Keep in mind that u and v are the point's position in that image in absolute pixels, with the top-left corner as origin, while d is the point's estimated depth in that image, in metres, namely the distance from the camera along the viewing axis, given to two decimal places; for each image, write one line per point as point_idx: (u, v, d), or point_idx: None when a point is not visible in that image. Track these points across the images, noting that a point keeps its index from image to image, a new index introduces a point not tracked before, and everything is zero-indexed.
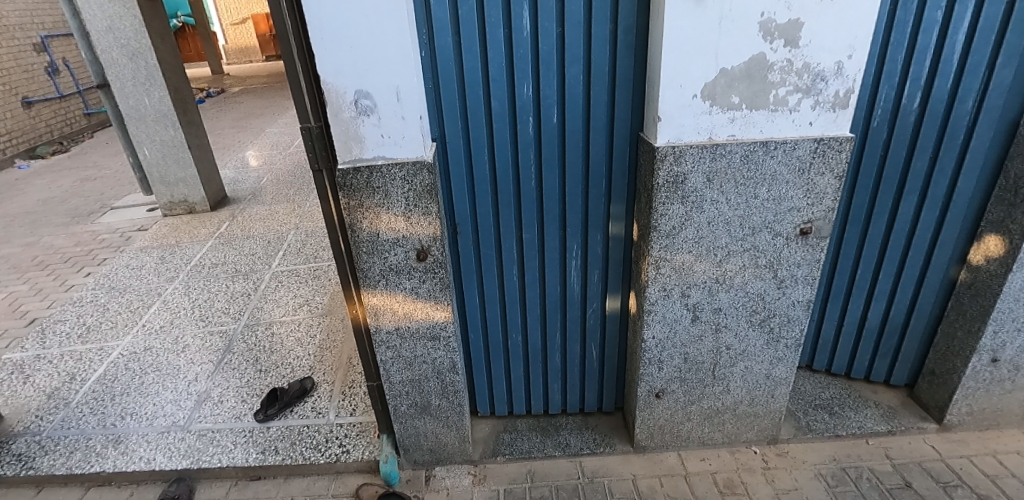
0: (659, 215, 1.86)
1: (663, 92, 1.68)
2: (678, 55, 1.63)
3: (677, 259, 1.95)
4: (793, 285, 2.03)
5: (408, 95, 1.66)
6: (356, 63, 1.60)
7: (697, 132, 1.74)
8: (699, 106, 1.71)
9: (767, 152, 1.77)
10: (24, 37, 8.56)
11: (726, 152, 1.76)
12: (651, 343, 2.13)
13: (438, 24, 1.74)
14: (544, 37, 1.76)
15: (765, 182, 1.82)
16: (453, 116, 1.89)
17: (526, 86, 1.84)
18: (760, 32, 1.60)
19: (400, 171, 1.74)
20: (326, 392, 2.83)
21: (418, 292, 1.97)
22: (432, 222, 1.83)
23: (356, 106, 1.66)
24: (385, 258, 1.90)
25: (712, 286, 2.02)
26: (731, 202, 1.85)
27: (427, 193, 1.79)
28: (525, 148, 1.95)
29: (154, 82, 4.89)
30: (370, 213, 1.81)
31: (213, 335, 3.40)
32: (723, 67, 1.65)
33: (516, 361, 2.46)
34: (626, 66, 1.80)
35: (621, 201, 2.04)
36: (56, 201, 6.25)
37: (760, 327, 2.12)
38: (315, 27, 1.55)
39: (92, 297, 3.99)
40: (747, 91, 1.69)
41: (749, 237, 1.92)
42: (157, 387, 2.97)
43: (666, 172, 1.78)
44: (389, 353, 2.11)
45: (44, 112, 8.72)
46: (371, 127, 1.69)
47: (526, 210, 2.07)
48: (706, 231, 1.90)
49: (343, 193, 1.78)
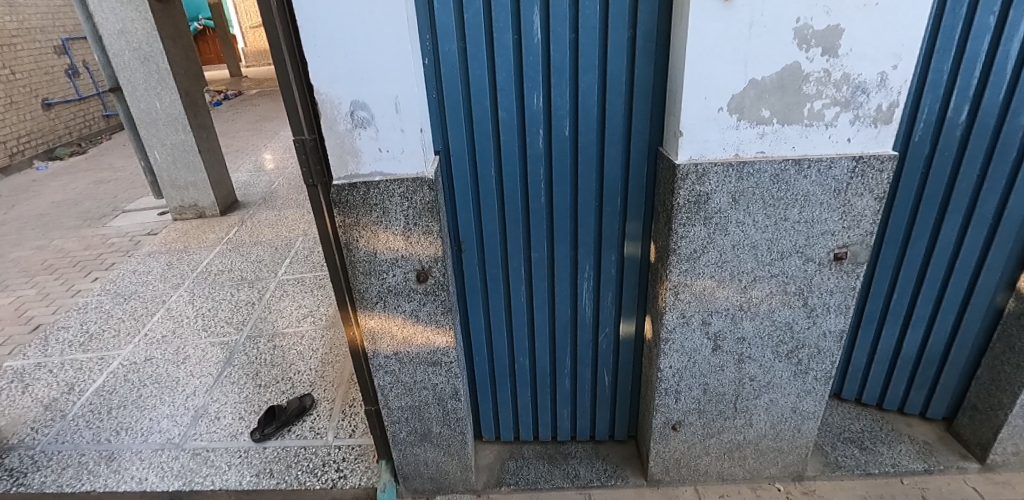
0: (678, 237, 1.71)
1: (685, 104, 1.53)
2: (703, 64, 1.48)
3: (698, 284, 1.80)
4: (825, 314, 1.87)
5: (408, 106, 1.53)
6: (351, 71, 1.48)
7: (722, 148, 1.59)
8: (725, 119, 1.56)
9: (799, 171, 1.61)
10: (45, 39, 8.68)
11: (755, 170, 1.61)
12: (668, 372, 1.98)
13: (442, 29, 1.62)
14: (556, 44, 1.63)
15: (797, 203, 1.66)
16: (458, 128, 1.77)
17: (536, 96, 1.71)
18: (794, 39, 1.45)
19: (399, 187, 1.62)
20: (325, 410, 2.72)
21: (418, 316, 1.84)
22: (433, 241, 1.71)
23: (352, 117, 1.55)
24: (383, 279, 1.78)
25: (735, 314, 1.86)
26: (758, 224, 1.70)
27: (428, 211, 1.66)
28: (535, 162, 1.81)
29: (165, 85, 4.86)
30: (367, 231, 1.69)
31: (214, 347, 3.32)
32: (753, 77, 1.50)
33: (523, 386, 2.31)
34: (644, 76, 1.66)
35: (637, 220, 1.89)
36: (69, 203, 6.28)
37: (787, 359, 1.96)
38: (307, 32, 1.44)
39: (97, 303, 3.94)
40: (779, 103, 1.54)
41: (777, 262, 1.76)
42: (154, 401, 2.89)
43: (687, 191, 1.64)
44: (387, 378, 1.99)
45: (63, 114, 8.84)
46: (367, 140, 1.57)
47: (535, 229, 1.94)
48: (730, 255, 1.75)
49: (338, 210, 1.66)
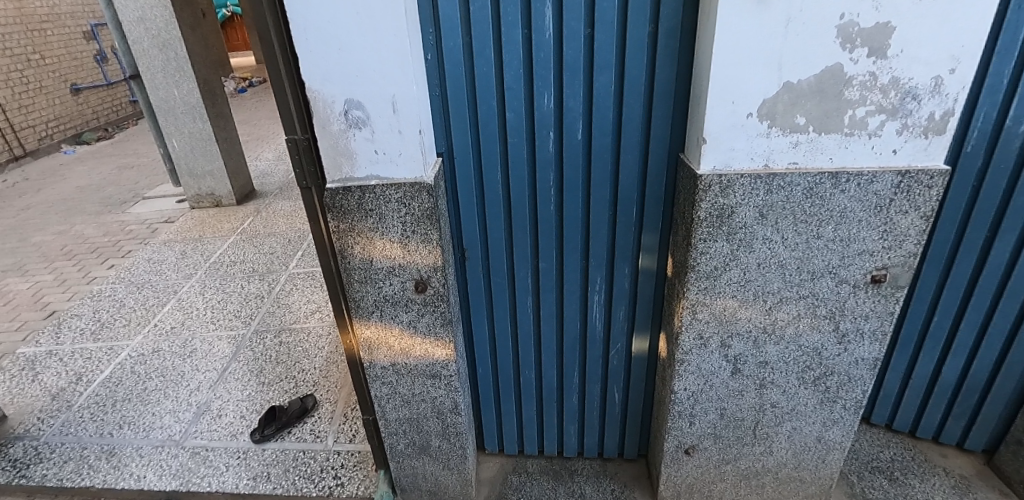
0: (698, 253, 1.57)
1: (710, 109, 1.38)
2: (731, 65, 1.33)
3: (718, 304, 1.66)
4: (858, 341, 1.71)
5: (406, 106, 1.42)
6: (346, 67, 1.37)
7: (749, 158, 1.44)
8: (755, 126, 1.40)
9: (836, 186, 1.45)
10: (75, 25, 8.81)
11: (785, 184, 1.46)
12: (682, 395, 1.85)
13: (446, 23, 1.50)
14: (569, 41, 1.49)
15: (832, 220, 1.50)
16: (462, 129, 1.65)
17: (546, 96, 1.58)
18: (836, 38, 1.29)
19: (396, 192, 1.51)
20: (327, 412, 2.66)
21: (416, 327, 1.74)
22: (432, 250, 1.60)
23: (346, 117, 1.44)
24: (380, 288, 1.68)
25: (758, 337, 1.72)
26: (788, 242, 1.54)
27: (427, 218, 1.55)
28: (544, 167, 1.68)
29: (183, 74, 4.84)
30: (362, 237, 1.59)
31: (222, 341, 3.29)
32: (788, 80, 1.34)
33: (528, 400, 2.20)
34: (667, 76, 1.51)
35: (654, 232, 1.76)
36: (92, 188, 6.36)
37: (813, 386, 1.81)
38: (299, 26, 1.33)
39: (111, 291, 3.96)
40: (817, 110, 1.37)
41: (806, 282, 1.61)
42: (158, 395, 2.87)
43: (710, 204, 1.49)
44: (384, 389, 1.90)
45: (91, 99, 8.99)
46: (363, 141, 1.47)
47: (544, 238, 1.81)
48: (755, 273, 1.60)
49: (332, 215, 1.57)
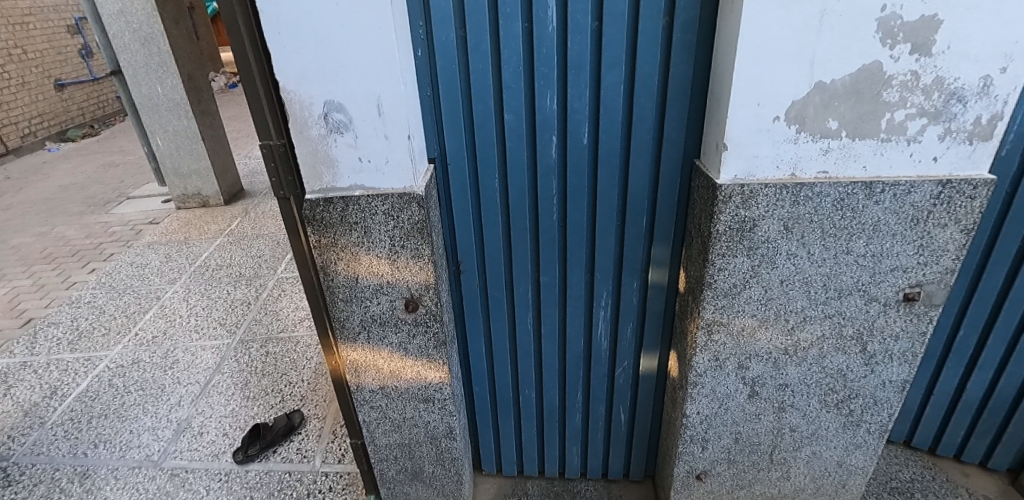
0: (716, 269, 1.43)
1: (733, 111, 1.24)
2: (757, 63, 1.18)
3: (736, 324, 1.52)
4: (886, 362, 1.58)
5: (393, 108, 1.27)
6: (324, 64, 1.22)
7: (775, 166, 1.30)
8: (782, 131, 1.26)
9: (870, 196, 1.32)
10: (59, 18, 8.57)
11: (814, 194, 1.32)
12: (695, 419, 1.72)
13: (438, 15, 1.35)
14: (575, 35, 1.34)
15: (864, 234, 1.37)
16: (457, 133, 1.51)
17: (549, 97, 1.43)
18: (876, 32, 1.14)
19: (383, 203, 1.37)
20: (314, 430, 2.51)
21: (406, 348, 1.60)
22: (424, 266, 1.45)
23: (325, 120, 1.28)
24: (366, 307, 1.53)
25: (779, 358, 1.58)
26: (814, 258, 1.40)
27: (417, 232, 1.40)
28: (546, 174, 1.54)
29: (166, 69, 4.65)
30: (346, 253, 1.44)
31: (205, 351, 3.14)
32: (820, 80, 1.20)
33: (528, 421, 2.06)
34: (682, 74, 1.37)
35: (665, 244, 1.62)
36: (75, 187, 6.17)
37: (836, 409, 1.68)
38: (270, 17, 1.18)
39: (91, 297, 3.80)
40: (851, 113, 1.23)
41: (832, 301, 1.48)
42: (137, 411, 2.72)
43: (730, 216, 1.35)
44: (373, 413, 1.76)
45: (76, 94, 8.77)
46: (345, 147, 1.31)
47: (546, 251, 1.67)
48: (777, 291, 1.46)
49: (312, 228, 1.42)
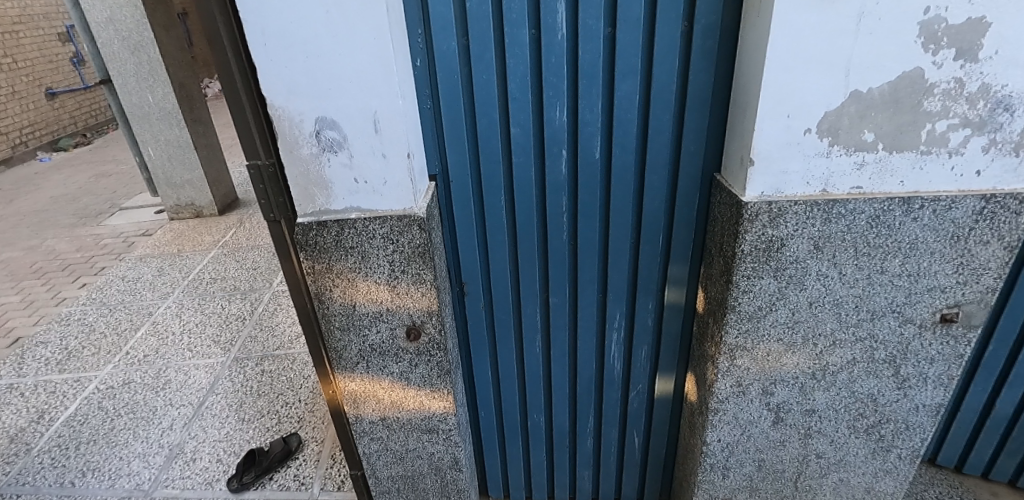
0: (740, 291, 1.33)
1: (761, 124, 1.14)
2: (788, 72, 1.09)
3: (761, 349, 1.42)
4: (920, 386, 1.48)
5: (391, 124, 1.16)
6: (316, 78, 1.12)
7: (805, 181, 1.20)
8: (813, 144, 1.16)
9: (907, 213, 1.22)
10: (50, 26, 8.45)
11: (847, 211, 1.22)
12: (716, 447, 1.62)
13: (439, 22, 1.26)
14: (586, 42, 1.25)
15: (900, 252, 1.27)
16: (459, 148, 1.41)
17: (558, 109, 1.33)
18: (917, 37, 1.05)
19: (381, 226, 1.26)
20: (312, 454, 2.41)
21: (408, 378, 1.50)
22: (426, 292, 1.35)
23: (317, 138, 1.18)
24: (365, 336, 1.43)
25: (806, 383, 1.48)
26: (846, 278, 1.31)
27: (419, 256, 1.30)
28: (555, 191, 1.44)
29: (157, 78, 4.54)
30: (343, 279, 1.34)
31: (198, 370, 3.03)
32: (856, 89, 1.10)
33: (537, 447, 1.95)
34: (702, 84, 1.27)
35: (682, 263, 1.52)
36: (67, 199, 6.04)
37: (865, 435, 1.58)
38: (255, 28, 1.08)
39: (80, 314, 3.68)
40: (889, 124, 1.14)
41: (864, 323, 1.38)
42: (127, 436, 2.61)
43: (756, 236, 1.25)
44: (373, 445, 1.65)
45: (67, 103, 8.64)
46: (339, 167, 1.21)
47: (555, 271, 1.57)
48: (806, 314, 1.36)
49: (305, 254, 1.31)
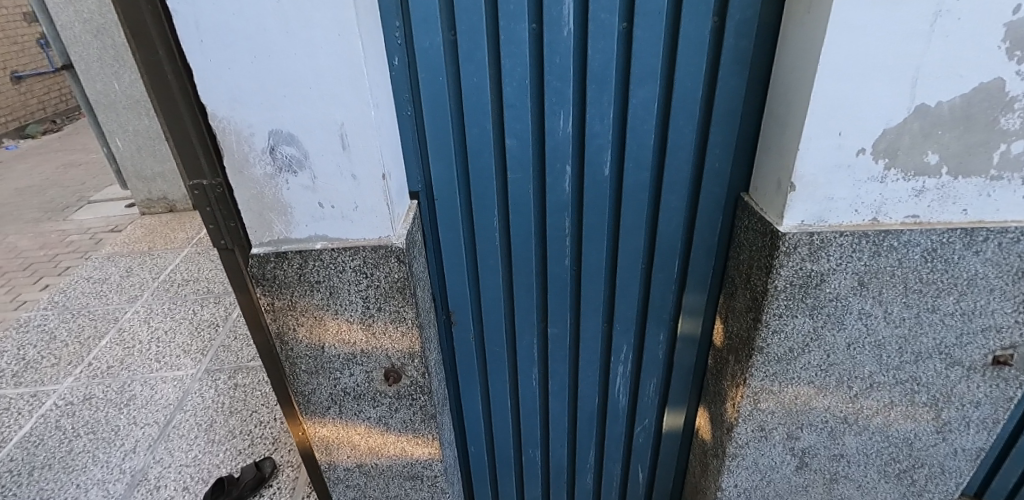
0: (770, 331, 1.16)
1: (806, 144, 0.96)
2: (843, 81, 0.90)
3: (789, 393, 1.25)
4: (961, 430, 1.33)
5: (362, 138, 0.96)
6: (266, 83, 0.90)
7: (854, 209, 1.02)
8: (866, 167, 0.98)
9: (968, 247, 1.05)
10: (15, 5, 7.96)
11: (900, 244, 1.04)
12: (732, 492, 1.46)
13: (420, 13, 1.05)
14: (596, 40, 1.05)
15: (955, 289, 1.10)
16: (446, 161, 1.20)
17: (563, 117, 1.13)
18: (1001, 41, 0.86)
19: (353, 258, 1.06)
20: (287, 482, 2.22)
21: (388, 423, 1.31)
22: (407, 331, 1.16)
23: (271, 156, 0.97)
24: (336, 379, 1.24)
25: (836, 428, 1.32)
26: (891, 317, 1.13)
27: (398, 292, 1.11)
28: (557, 212, 1.25)
29: (123, 63, 4.23)
30: (308, 318, 1.14)
31: (166, 384, 2.81)
32: (923, 103, 0.92)
33: (532, 482, 1.78)
34: (731, 91, 1.08)
35: (699, 292, 1.34)
36: (33, 190, 5.72)
37: (896, 480, 1.42)
38: (187, 21, 0.86)
39: (41, 320, 3.42)
40: (957, 144, 0.95)
41: (906, 365, 1.21)
42: (85, 460, 2.39)
43: (793, 270, 1.07)
44: (349, 493, 1.47)
45: (35, 87, 8.21)
46: (300, 190, 1.00)
47: (555, 298, 1.38)
48: (842, 356, 1.19)
49: (262, 289, 1.11)
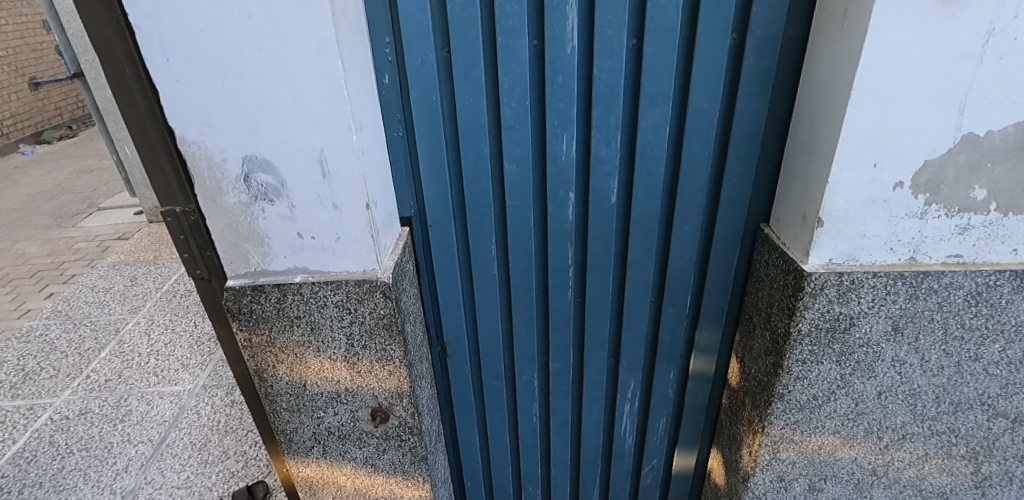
0: (791, 377, 1.05)
1: (836, 175, 0.86)
2: (879, 107, 0.80)
3: (812, 442, 1.14)
4: (1003, 485, 1.20)
5: (342, 164, 0.87)
6: (239, 106, 0.82)
7: (888, 247, 0.92)
8: (903, 202, 0.88)
9: (1018, 290, 0.93)
10: (34, 13, 8.08)
11: (940, 287, 0.93)
12: None
13: (412, 28, 0.97)
14: (603, 59, 0.96)
15: (1001, 336, 0.98)
16: (440, 185, 1.12)
17: (566, 141, 1.04)
18: None
19: (335, 292, 0.98)
20: None
21: (375, 465, 1.22)
22: (395, 370, 1.07)
23: (245, 184, 0.89)
24: (319, 418, 1.15)
25: (864, 480, 1.20)
26: (928, 365, 1.02)
27: (384, 329, 1.02)
28: (559, 241, 1.15)
29: None
30: (288, 354, 1.06)
31: (163, 400, 2.75)
32: (970, 132, 0.81)
33: None
34: (751, 114, 0.99)
35: (713, 328, 1.24)
36: (44, 196, 5.75)
37: None
38: (153, 38, 0.78)
39: (43, 329, 3.39)
40: (1009, 178, 0.84)
41: (944, 416, 1.09)
42: (76, 479, 2.32)
43: (819, 313, 0.97)
44: None
45: (53, 94, 8.32)
46: (277, 219, 0.92)
47: (557, 331, 1.28)
48: (871, 405, 1.08)
49: (238, 323, 1.03)
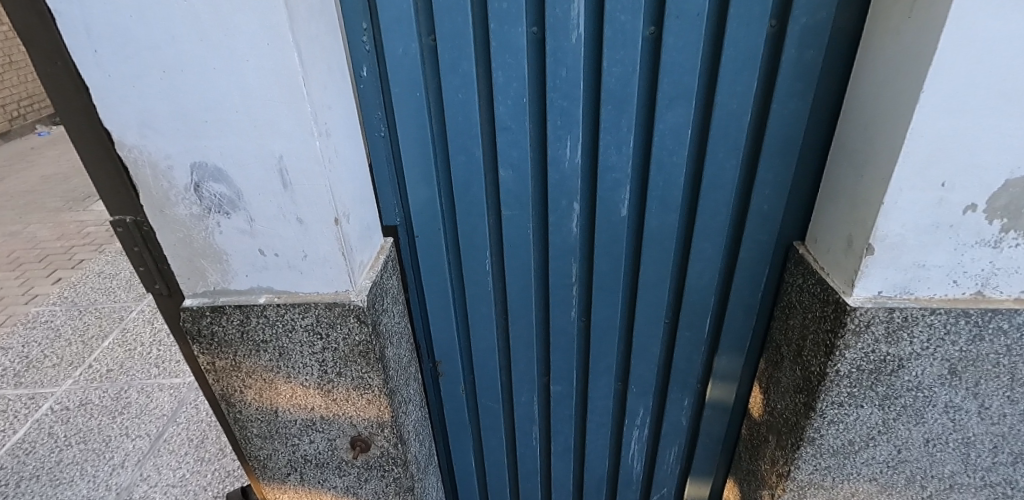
0: (824, 420, 0.91)
1: (894, 197, 0.71)
2: (953, 114, 0.65)
3: (844, 488, 1.01)
4: None
5: (304, 172, 0.75)
6: (182, 104, 0.70)
7: (950, 279, 0.77)
8: (974, 228, 0.72)
9: None
10: None
11: (1011, 327, 0.78)
12: None
13: (392, 12, 0.83)
14: (615, 51, 0.81)
15: None
16: (426, 191, 0.99)
17: (571, 144, 0.90)
18: None
19: (304, 316, 0.87)
20: None
21: (357, 494, 1.12)
22: (373, 400, 0.96)
23: (197, 194, 0.77)
24: (294, 446, 1.05)
25: None
26: (987, 412, 0.87)
27: (359, 356, 0.91)
28: (563, 256, 1.02)
29: None
30: (256, 380, 0.95)
31: (162, 392, 2.71)
32: None
33: None
34: (788, 117, 0.84)
35: (734, 354, 1.10)
36: (58, 178, 5.77)
37: None
38: (77, 24, 0.66)
39: (48, 316, 3.38)
40: None
41: (1002, 467, 0.94)
42: (73, 473, 2.29)
43: (860, 353, 0.83)
44: None
45: None
46: (235, 234, 0.81)
47: (559, 351, 1.16)
48: (916, 452, 0.94)
49: (200, 346, 0.93)
